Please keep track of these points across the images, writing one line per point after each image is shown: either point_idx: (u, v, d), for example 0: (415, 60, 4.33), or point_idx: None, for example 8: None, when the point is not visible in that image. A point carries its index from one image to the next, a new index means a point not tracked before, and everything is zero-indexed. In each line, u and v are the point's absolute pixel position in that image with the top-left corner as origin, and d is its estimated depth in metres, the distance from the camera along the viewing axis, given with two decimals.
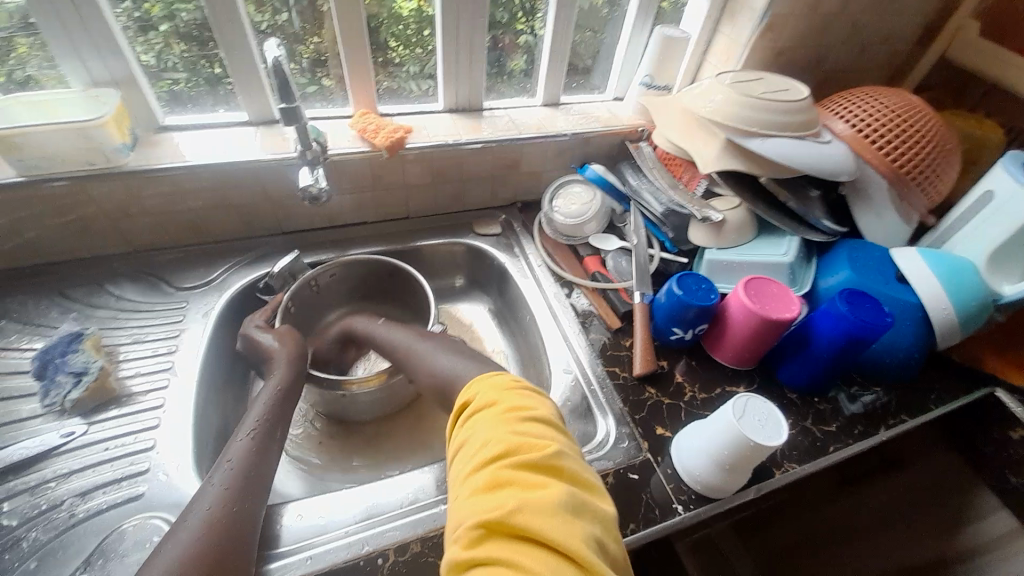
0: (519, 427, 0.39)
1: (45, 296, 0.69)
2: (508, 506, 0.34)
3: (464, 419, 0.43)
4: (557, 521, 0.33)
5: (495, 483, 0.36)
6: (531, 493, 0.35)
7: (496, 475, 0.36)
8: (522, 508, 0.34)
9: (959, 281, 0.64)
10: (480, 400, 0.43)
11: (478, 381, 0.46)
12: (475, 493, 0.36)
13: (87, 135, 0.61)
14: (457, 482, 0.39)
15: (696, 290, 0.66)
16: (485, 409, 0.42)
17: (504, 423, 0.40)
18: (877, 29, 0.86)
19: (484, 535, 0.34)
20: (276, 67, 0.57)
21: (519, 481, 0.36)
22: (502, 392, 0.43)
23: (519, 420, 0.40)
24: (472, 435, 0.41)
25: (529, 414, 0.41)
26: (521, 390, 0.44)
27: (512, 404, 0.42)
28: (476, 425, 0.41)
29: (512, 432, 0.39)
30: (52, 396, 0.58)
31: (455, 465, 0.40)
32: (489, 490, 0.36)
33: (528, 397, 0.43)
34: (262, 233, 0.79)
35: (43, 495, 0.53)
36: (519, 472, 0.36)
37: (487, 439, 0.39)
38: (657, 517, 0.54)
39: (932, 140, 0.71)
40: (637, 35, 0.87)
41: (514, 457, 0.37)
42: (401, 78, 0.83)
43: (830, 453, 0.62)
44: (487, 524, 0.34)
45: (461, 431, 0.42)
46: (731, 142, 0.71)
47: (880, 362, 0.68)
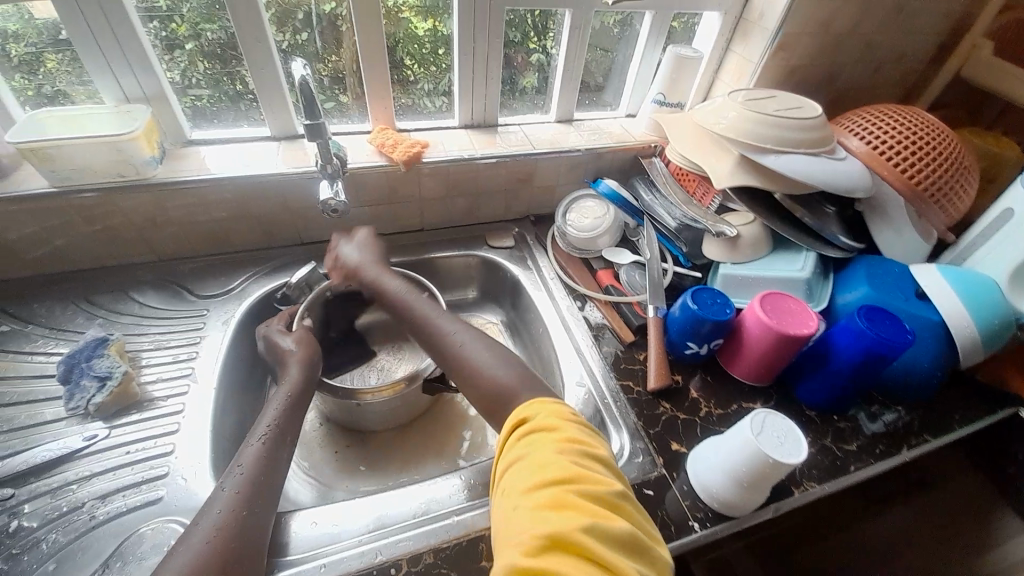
0: (584, 458, 0.40)
1: (72, 302, 0.71)
2: (577, 530, 0.34)
3: (521, 435, 0.43)
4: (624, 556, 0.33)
5: (560, 503, 0.36)
6: (600, 522, 0.35)
7: (562, 497, 0.36)
8: (592, 535, 0.34)
9: (980, 299, 0.63)
10: (543, 420, 0.43)
11: (537, 403, 0.46)
12: (539, 509, 0.36)
13: (118, 148, 0.63)
14: (512, 494, 0.39)
15: (710, 304, 0.66)
16: (548, 431, 0.42)
17: (569, 449, 0.40)
18: (890, 47, 0.86)
19: (549, 553, 0.33)
20: (302, 85, 0.59)
21: (587, 506, 0.36)
22: (564, 420, 0.44)
23: (583, 451, 0.40)
24: (534, 452, 0.40)
25: (591, 447, 0.41)
26: (579, 422, 0.45)
27: (575, 433, 0.42)
28: (539, 444, 0.41)
29: (578, 461, 0.39)
30: (76, 400, 0.60)
31: (508, 476, 0.40)
32: (554, 509, 0.36)
33: (586, 430, 0.44)
34: (280, 244, 0.81)
35: (64, 497, 0.53)
36: (586, 499, 0.36)
37: (553, 460, 0.39)
38: (673, 534, 0.53)
39: (950, 158, 0.70)
40: (649, 54, 0.89)
41: (581, 484, 0.37)
42: (416, 95, 0.85)
43: (851, 473, 0.60)
44: (554, 540, 0.34)
45: (519, 445, 0.42)
46: (745, 158, 0.72)
47: (902, 381, 0.67)
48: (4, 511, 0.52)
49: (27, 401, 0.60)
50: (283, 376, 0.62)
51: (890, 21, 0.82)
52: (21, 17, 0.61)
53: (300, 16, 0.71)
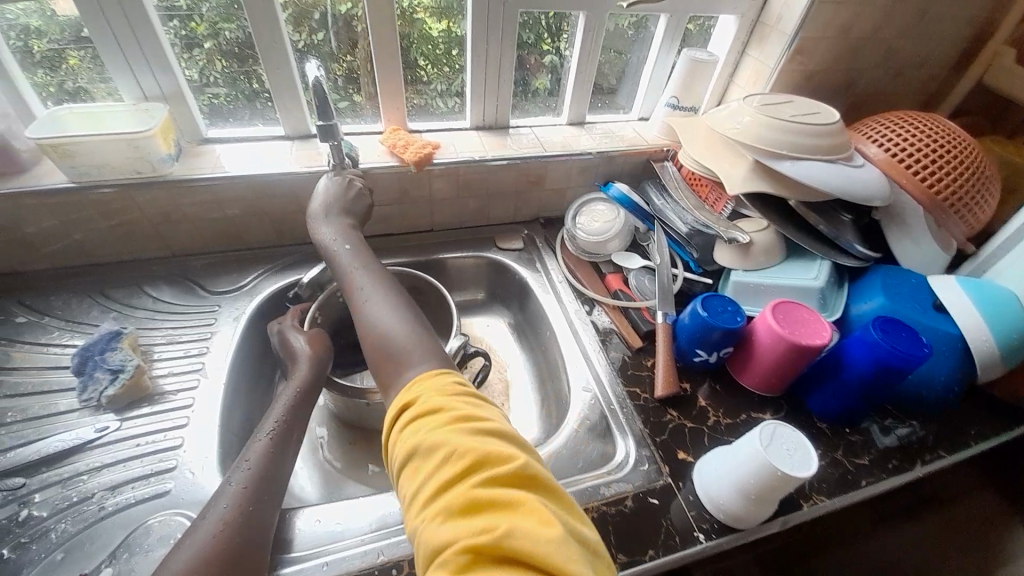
0: (480, 439, 0.38)
1: (87, 295, 0.72)
2: (497, 528, 0.32)
3: (412, 428, 0.40)
4: (547, 540, 0.31)
5: (470, 503, 0.34)
6: (514, 515, 0.33)
7: (472, 495, 0.34)
8: (511, 530, 0.32)
9: (1001, 311, 0.62)
10: (430, 406, 0.40)
11: (421, 381, 0.44)
12: (450, 515, 0.34)
13: (136, 145, 0.64)
14: (421, 503, 0.36)
15: (720, 311, 0.65)
16: (438, 417, 0.39)
17: (464, 432, 0.38)
18: (911, 52, 0.84)
19: (472, 560, 0.31)
20: (315, 86, 0.58)
21: (496, 498, 0.34)
22: (450, 399, 0.41)
23: (478, 431, 0.38)
24: (430, 444, 0.37)
25: (483, 423, 0.39)
26: (467, 396, 0.42)
27: (464, 411, 0.40)
28: (432, 433, 0.38)
29: (476, 444, 0.37)
30: (89, 391, 0.61)
31: (413, 482, 0.37)
32: (465, 510, 0.34)
33: (476, 403, 0.41)
34: (292, 242, 0.82)
35: (75, 488, 0.54)
36: (494, 490, 0.34)
37: (450, 454, 0.36)
38: (678, 545, 0.52)
39: (970, 167, 0.69)
40: (663, 57, 0.88)
41: (487, 475, 0.35)
42: (428, 95, 0.85)
43: (863, 488, 0.59)
44: (476, 549, 0.31)
45: (413, 440, 0.39)
46: (759, 163, 0.71)
47: (917, 395, 0.65)
48: (15, 499, 0.53)
49: (40, 392, 0.62)
50: (292, 371, 0.63)
51: (912, 25, 0.80)
52: (44, 14, 0.63)
53: (315, 17, 0.71)
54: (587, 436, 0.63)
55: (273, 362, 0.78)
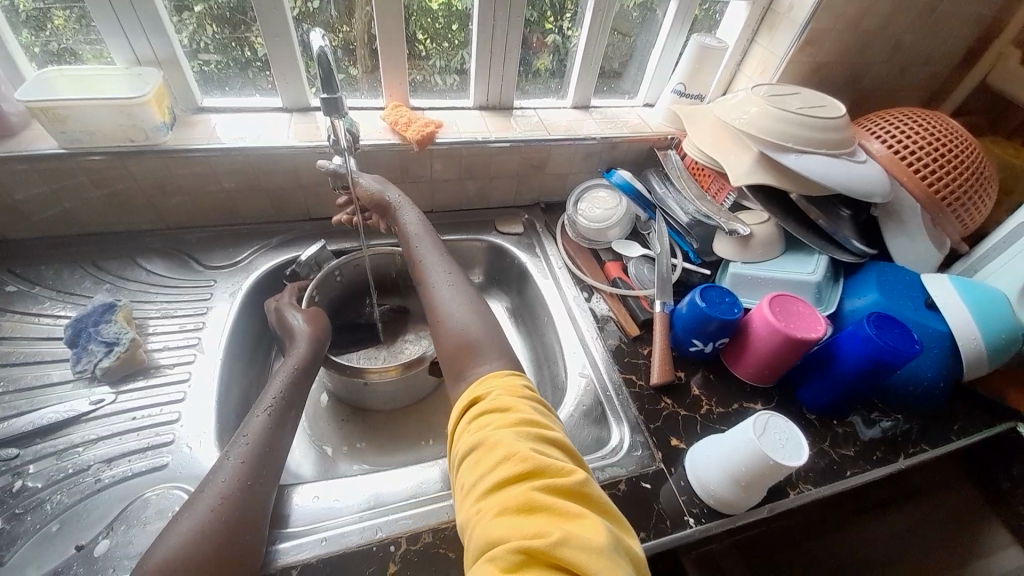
0: (538, 446, 0.39)
1: (79, 266, 0.71)
2: (551, 536, 0.33)
3: (477, 423, 0.43)
4: (598, 555, 0.32)
5: (528, 505, 0.35)
6: (572, 526, 0.34)
7: (528, 497, 0.35)
8: (565, 537, 0.33)
9: (991, 312, 0.63)
10: (496, 406, 0.43)
11: (492, 378, 0.47)
12: (506, 513, 0.35)
13: (129, 113, 0.62)
14: (478, 496, 0.38)
15: (718, 302, 0.65)
16: (502, 418, 0.42)
17: (528, 436, 0.40)
18: (918, 49, 0.84)
19: (525, 565, 0.32)
20: (320, 56, 0.56)
21: (554, 506, 0.35)
22: (517, 399, 0.44)
23: (539, 438, 0.40)
24: (494, 441, 0.40)
25: (546, 430, 0.41)
26: (531, 402, 0.45)
27: (528, 416, 0.42)
28: (495, 432, 0.40)
29: (537, 449, 0.39)
30: (83, 363, 0.60)
31: (473, 473, 0.39)
32: (523, 512, 0.35)
33: (540, 413, 0.44)
34: (289, 218, 0.80)
35: (70, 460, 0.54)
36: (552, 498, 0.35)
37: (512, 453, 0.38)
38: (668, 528, 0.54)
39: (969, 166, 0.69)
40: (672, 41, 0.87)
41: (543, 481, 0.37)
42: (428, 71, 0.83)
43: (847, 477, 0.61)
44: (528, 550, 0.32)
45: (475, 436, 0.41)
46: (765, 155, 0.71)
47: (903, 391, 0.67)
48: (9, 470, 0.52)
49: (32, 363, 0.61)
50: (290, 348, 0.62)
51: (921, 21, 0.79)
52: None
53: None
54: (582, 421, 0.65)
55: (269, 339, 0.77)
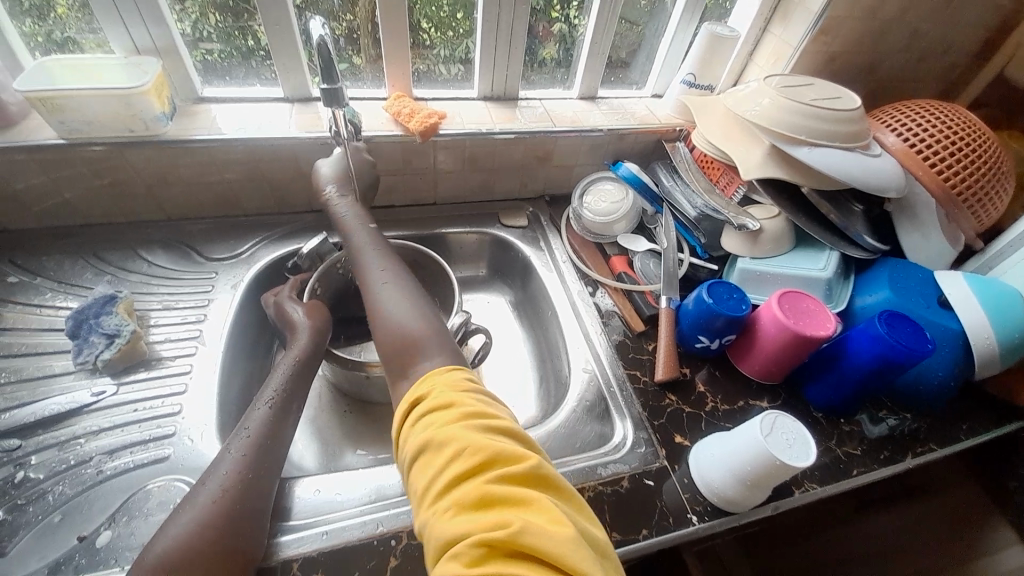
0: (489, 436, 0.39)
1: (81, 257, 0.70)
2: (511, 525, 0.32)
3: (424, 423, 0.41)
4: (557, 536, 0.32)
5: (484, 498, 0.35)
6: (529, 513, 0.33)
7: (484, 490, 0.35)
8: (524, 523, 0.32)
9: (1006, 311, 0.62)
10: (441, 402, 0.41)
11: (429, 378, 0.45)
12: (463, 509, 0.35)
13: (128, 103, 0.62)
14: (435, 497, 0.37)
15: (726, 298, 0.64)
16: (448, 414, 0.40)
17: (478, 428, 0.39)
18: (937, 38, 0.81)
19: (486, 557, 0.31)
20: (320, 45, 0.55)
21: (509, 494, 0.34)
22: (460, 394, 0.43)
23: (487, 429, 0.39)
24: (444, 440, 0.38)
25: (493, 418, 0.40)
26: (478, 394, 0.44)
27: (474, 408, 0.41)
28: (444, 430, 0.39)
29: (487, 440, 0.38)
30: (84, 354, 0.60)
31: (426, 475, 0.38)
32: (479, 505, 0.34)
33: (489, 405, 0.42)
34: (292, 209, 0.80)
35: (72, 451, 0.54)
36: (507, 487, 0.35)
37: (462, 449, 0.37)
38: (671, 525, 0.54)
39: (986, 161, 0.67)
40: (682, 31, 0.84)
41: (498, 472, 0.36)
42: (432, 61, 0.82)
43: (854, 477, 0.60)
44: (488, 541, 0.32)
45: (424, 437, 0.40)
46: (776, 148, 0.69)
47: (913, 390, 0.65)
48: (11, 461, 0.52)
49: (35, 353, 0.61)
50: (291, 340, 0.62)
51: (941, 9, 0.77)
52: None
53: None
54: (585, 417, 0.64)
55: (271, 332, 0.77)
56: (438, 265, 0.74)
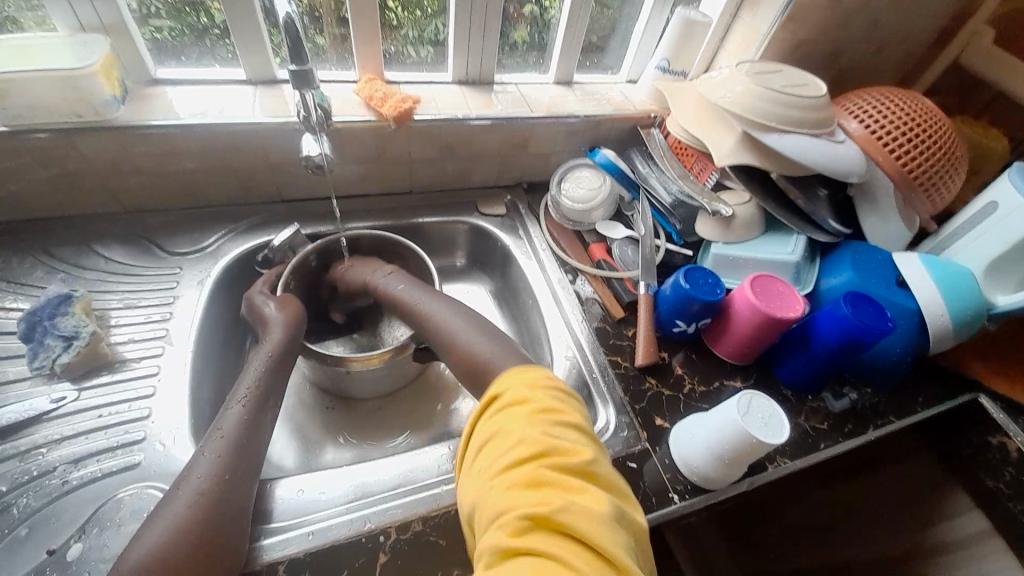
0: (554, 428, 0.40)
1: (29, 254, 0.65)
2: (555, 505, 0.35)
3: (497, 408, 0.43)
4: (600, 524, 0.34)
5: (536, 481, 0.37)
6: (578, 498, 0.35)
7: (539, 473, 0.37)
8: (569, 506, 0.35)
9: (956, 289, 0.66)
10: (516, 394, 0.44)
11: (511, 377, 0.46)
12: (515, 488, 0.37)
13: (75, 85, 0.57)
14: (489, 473, 0.39)
15: (702, 283, 0.66)
16: (520, 405, 0.43)
17: (544, 417, 0.41)
18: (898, 27, 0.84)
19: (531, 533, 0.34)
20: (287, 23, 0.53)
21: (562, 481, 0.36)
22: (535, 388, 0.44)
23: (556, 421, 0.41)
24: (507, 424, 0.41)
25: (562, 411, 0.42)
26: (552, 389, 0.45)
27: (548, 402, 0.43)
28: (513, 418, 0.41)
29: (552, 431, 0.40)
30: (40, 359, 0.56)
31: (487, 454, 0.40)
32: (531, 486, 0.37)
33: (559, 397, 0.44)
34: (259, 199, 0.76)
35: (34, 461, 0.51)
36: (561, 474, 0.37)
37: (526, 435, 0.39)
38: (654, 504, 0.56)
39: (941, 147, 0.71)
40: (655, 16, 0.84)
41: (555, 459, 0.38)
42: (400, 42, 0.79)
43: (820, 449, 0.64)
44: (534, 517, 0.34)
45: (492, 420, 0.42)
46: (749, 135, 0.71)
47: (874, 366, 0.69)
48: None
49: None
50: (264, 336, 0.60)
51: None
52: None
53: None
54: None
55: (243, 328, 0.74)
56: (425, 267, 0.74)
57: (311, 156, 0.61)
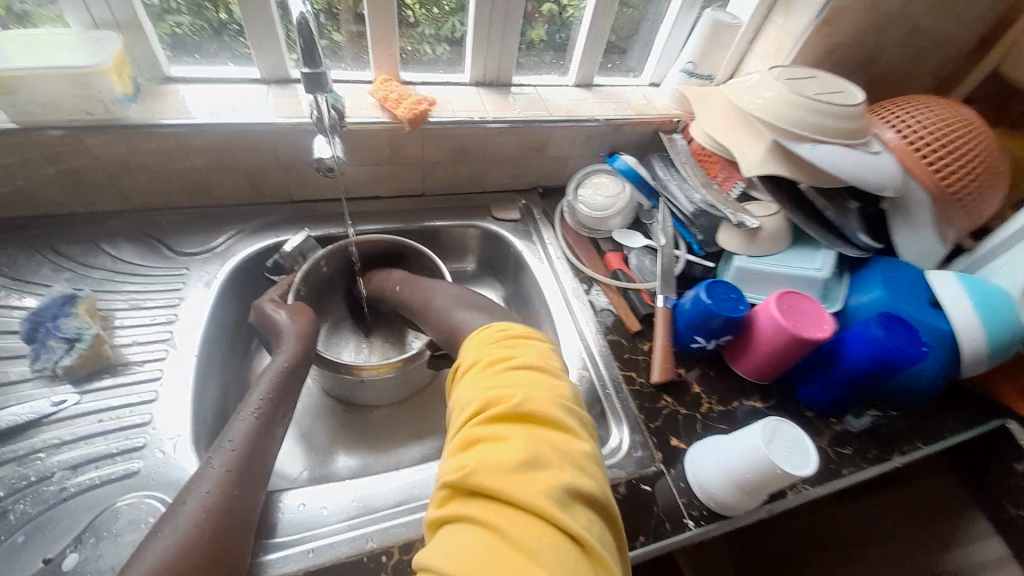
0: (490, 382, 0.39)
1: (38, 251, 0.65)
2: (471, 466, 0.34)
3: (455, 379, 0.44)
4: (511, 474, 0.32)
5: (467, 442, 0.36)
6: (496, 450, 0.34)
7: (466, 434, 0.36)
8: (482, 461, 0.33)
9: (994, 310, 0.62)
10: (468, 359, 0.44)
11: (468, 343, 0.47)
12: (451, 454, 0.37)
13: (84, 81, 0.56)
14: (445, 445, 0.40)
15: (724, 298, 0.63)
16: (469, 369, 0.43)
17: (481, 380, 0.40)
18: (937, 32, 0.80)
19: (453, 497, 0.33)
20: (301, 24, 0.51)
21: (487, 437, 0.35)
22: (484, 347, 0.44)
23: (495, 375, 0.40)
24: (457, 396, 0.41)
25: (502, 361, 0.41)
26: (506, 340, 0.44)
27: (489, 357, 0.42)
28: (460, 385, 0.42)
29: (484, 387, 0.39)
30: (41, 361, 0.55)
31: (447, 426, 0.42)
32: (462, 450, 0.36)
33: (507, 347, 0.43)
34: (270, 200, 0.75)
35: (32, 466, 0.50)
36: (487, 429, 0.36)
37: (465, 400, 0.39)
38: (668, 531, 0.53)
39: (980, 159, 0.67)
40: (681, 18, 0.82)
41: (485, 414, 0.37)
42: (416, 39, 0.77)
43: (844, 477, 0.60)
44: (452, 482, 0.34)
45: (451, 391, 0.44)
46: (777, 144, 0.67)
47: (902, 389, 0.66)
48: None
49: None
50: (279, 346, 0.59)
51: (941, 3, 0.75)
52: None
53: None
54: None
55: (249, 331, 0.73)
56: (437, 273, 0.72)
57: (321, 161, 0.60)
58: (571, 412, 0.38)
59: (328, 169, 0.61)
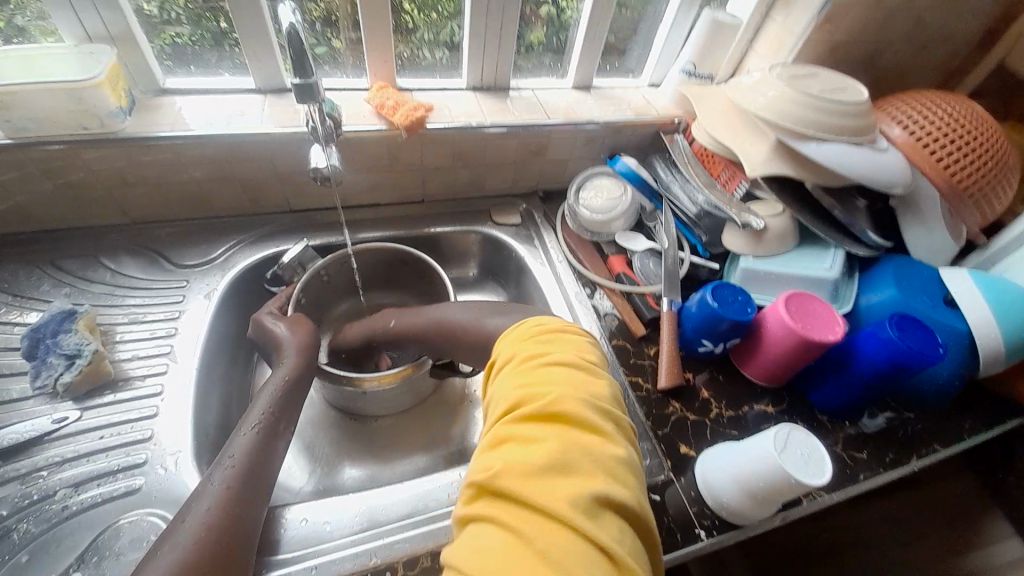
0: (525, 380, 0.38)
1: (37, 266, 0.64)
2: (497, 467, 0.32)
3: (491, 374, 0.43)
4: (539, 478, 0.31)
5: (497, 441, 0.35)
6: (526, 452, 0.32)
7: (496, 433, 0.35)
8: (510, 461, 0.32)
9: (1011, 307, 0.60)
10: (505, 354, 0.43)
11: (504, 338, 0.45)
12: (481, 452, 0.36)
13: (79, 96, 0.56)
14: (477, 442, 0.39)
15: (731, 301, 0.61)
16: (506, 365, 0.42)
17: (516, 378, 0.39)
18: (942, 25, 0.78)
19: (479, 497, 0.32)
20: (290, 34, 0.50)
21: (518, 437, 0.34)
22: (521, 343, 0.43)
23: (530, 372, 0.38)
24: (491, 393, 0.40)
25: (538, 358, 0.39)
26: (543, 334, 0.42)
27: (526, 352, 0.41)
28: (495, 382, 0.41)
29: (519, 386, 0.38)
30: (42, 378, 0.55)
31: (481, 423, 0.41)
32: (492, 449, 0.35)
33: (546, 342, 0.41)
34: (270, 210, 0.74)
35: (34, 484, 0.50)
36: (518, 428, 0.34)
37: (498, 397, 0.38)
38: (680, 542, 0.52)
39: (990, 154, 0.65)
40: (680, 18, 0.81)
41: (517, 413, 0.35)
42: (415, 45, 0.76)
43: (860, 483, 0.59)
44: (479, 481, 0.33)
45: (487, 387, 0.42)
46: (782, 143, 0.66)
47: (917, 390, 0.64)
48: None
49: None
50: (280, 359, 0.58)
51: None
52: None
53: None
54: None
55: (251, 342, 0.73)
56: (439, 281, 0.71)
57: (318, 168, 0.58)
58: (610, 414, 0.36)
59: (323, 176, 0.59)
